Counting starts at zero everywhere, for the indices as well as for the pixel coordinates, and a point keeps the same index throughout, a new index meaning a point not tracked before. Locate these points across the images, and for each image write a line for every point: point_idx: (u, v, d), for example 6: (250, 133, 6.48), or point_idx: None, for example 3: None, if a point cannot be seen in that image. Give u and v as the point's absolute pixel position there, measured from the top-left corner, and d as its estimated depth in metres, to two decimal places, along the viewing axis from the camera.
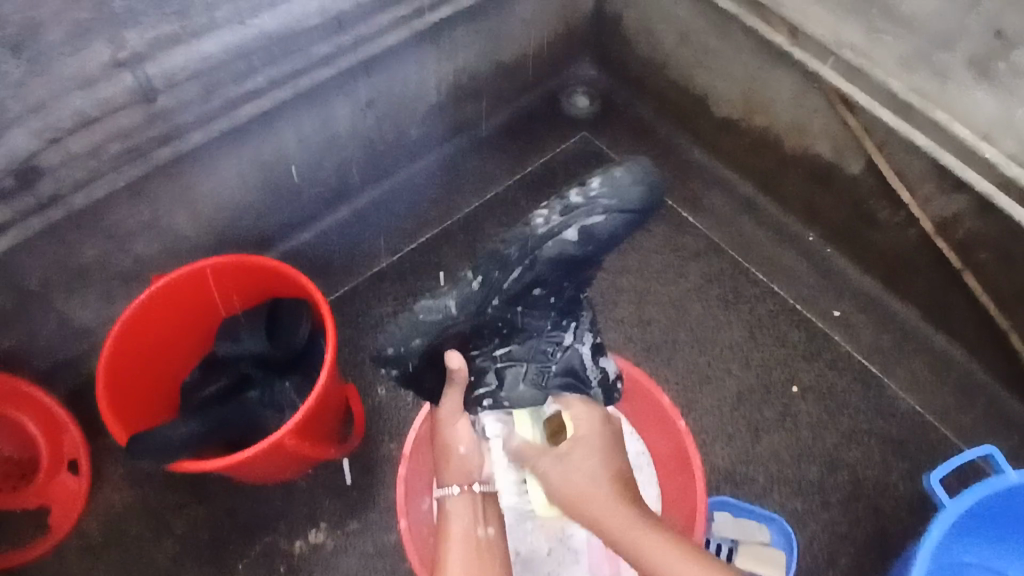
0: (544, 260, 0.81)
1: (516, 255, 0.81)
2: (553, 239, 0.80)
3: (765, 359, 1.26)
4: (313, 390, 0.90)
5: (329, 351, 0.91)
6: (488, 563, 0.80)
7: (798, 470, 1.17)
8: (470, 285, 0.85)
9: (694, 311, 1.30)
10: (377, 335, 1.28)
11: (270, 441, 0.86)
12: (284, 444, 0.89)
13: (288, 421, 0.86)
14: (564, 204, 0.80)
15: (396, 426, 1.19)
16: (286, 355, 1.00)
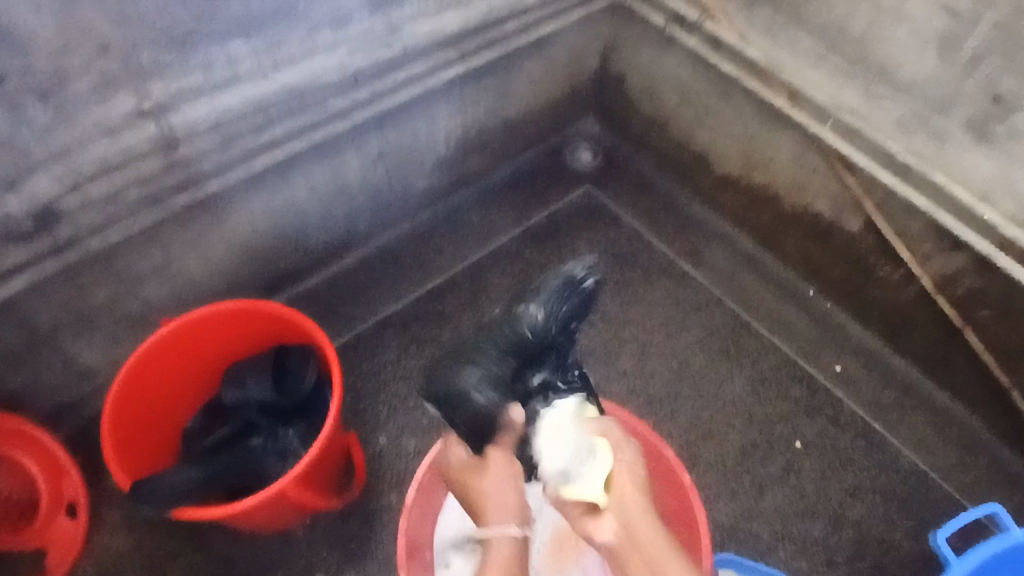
0: (577, 294, 1.01)
1: (561, 288, 1.00)
2: (586, 279, 1.02)
3: (768, 413, 1.26)
4: (318, 438, 0.90)
5: (335, 399, 0.92)
6: None
7: (803, 527, 1.15)
8: (526, 316, 0.98)
9: (695, 364, 1.31)
10: (379, 382, 1.28)
11: (275, 488, 0.86)
12: (288, 492, 0.88)
13: (293, 469, 0.86)
14: (581, 264, 1.05)
15: (396, 476, 1.18)
16: (291, 402, 1.00)
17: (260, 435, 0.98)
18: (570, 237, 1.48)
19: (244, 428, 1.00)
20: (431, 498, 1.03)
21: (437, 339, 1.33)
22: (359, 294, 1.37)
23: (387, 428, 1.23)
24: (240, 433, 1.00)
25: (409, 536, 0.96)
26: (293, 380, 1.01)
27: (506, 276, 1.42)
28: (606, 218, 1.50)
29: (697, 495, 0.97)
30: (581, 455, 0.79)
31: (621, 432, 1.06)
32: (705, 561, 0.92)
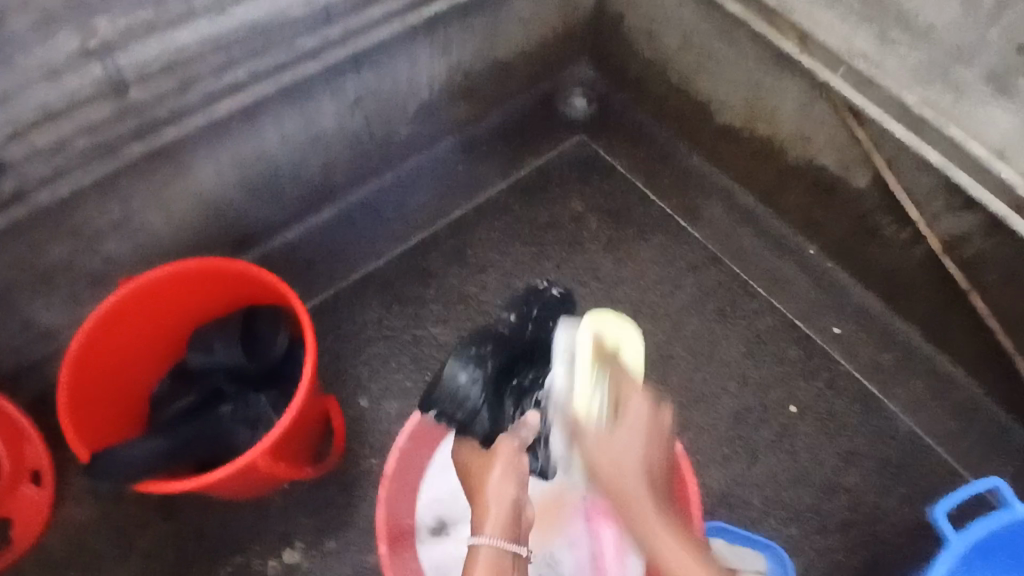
0: (553, 298, 1.00)
1: (534, 299, 1.00)
2: (557, 290, 1.01)
3: (763, 376, 1.21)
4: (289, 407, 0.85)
5: (307, 366, 0.87)
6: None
7: (796, 493, 1.12)
8: (506, 319, 0.98)
9: (689, 325, 1.26)
10: (359, 343, 1.23)
11: (243, 461, 0.81)
12: (258, 466, 0.84)
13: (262, 442, 0.81)
14: (565, 291, 1.02)
15: (377, 441, 1.14)
16: (261, 368, 0.95)
17: (230, 402, 0.93)
18: (560, 190, 1.40)
19: (212, 396, 0.95)
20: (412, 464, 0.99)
21: (420, 297, 1.27)
22: (338, 250, 1.30)
23: (368, 390, 1.18)
24: (207, 401, 0.94)
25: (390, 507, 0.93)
26: (263, 343, 0.95)
27: (492, 231, 1.35)
28: (600, 170, 1.42)
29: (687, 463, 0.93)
30: (568, 362, 0.81)
31: None
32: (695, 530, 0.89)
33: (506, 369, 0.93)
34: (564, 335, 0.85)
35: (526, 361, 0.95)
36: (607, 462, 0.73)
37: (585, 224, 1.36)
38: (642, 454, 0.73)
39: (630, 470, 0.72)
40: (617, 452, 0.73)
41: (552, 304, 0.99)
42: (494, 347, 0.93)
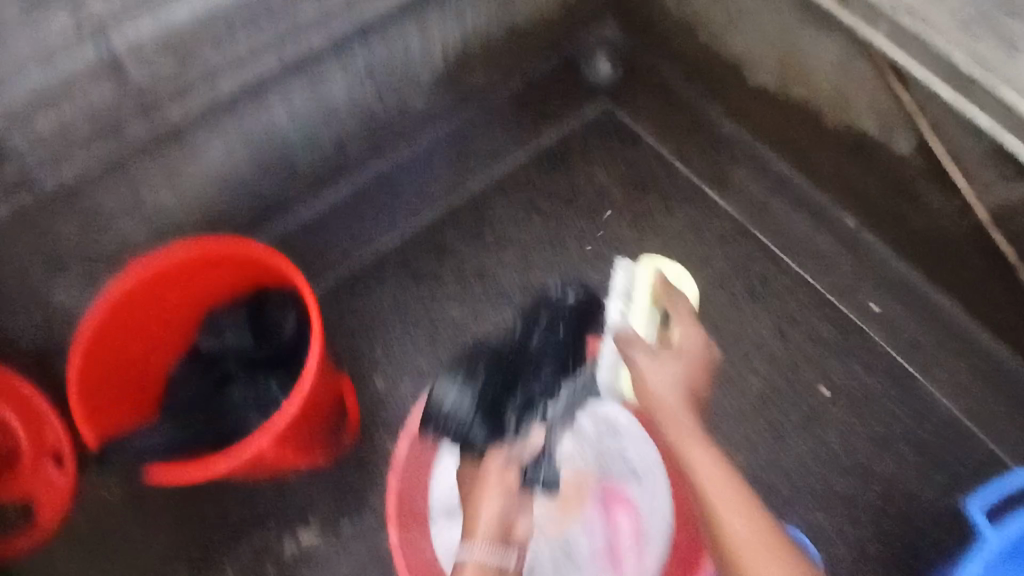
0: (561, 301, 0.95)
1: (539, 310, 0.96)
2: (567, 292, 0.96)
3: (794, 356, 1.16)
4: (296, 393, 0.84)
5: (314, 350, 0.85)
6: None
7: (826, 479, 1.07)
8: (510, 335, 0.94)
9: (716, 303, 1.21)
10: (376, 322, 1.21)
11: (249, 448, 0.81)
12: (266, 452, 0.84)
13: (268, 429, 0.80)
14: (581, 291, 0.97)
15: (394, 422, 1.13)
16: (272, 352, 0.94)
17: (238, 387, 0.92)
18: (582, 162, 1.35)
19: (221, 380, 0.94)
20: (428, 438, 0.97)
21: (437, 275, 1.25)
22: (355, 227, 1.27)
23: (385, 370, 1.17)
24: (218, 385, 0.93)
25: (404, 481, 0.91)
26: (273, 326, 0.95)
27: (512, 205, 1.31)
28: (624, 140, 1.36)
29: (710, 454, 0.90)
30: (624, 295, 0.89)
31: None
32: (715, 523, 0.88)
33: (503, 389, 0.88)
34: (624, 271, 0.92)
35: (527, 376, 0.90)
36: (654, 382, 0.79)
37: (608, 196, 1.31)
38: (685, 373, 0.80)
39: (677, 387, 0.78)
40: (665, 378, 0.79)
41: (558, 308, 0.94)
42: (490, 368, 0.89)
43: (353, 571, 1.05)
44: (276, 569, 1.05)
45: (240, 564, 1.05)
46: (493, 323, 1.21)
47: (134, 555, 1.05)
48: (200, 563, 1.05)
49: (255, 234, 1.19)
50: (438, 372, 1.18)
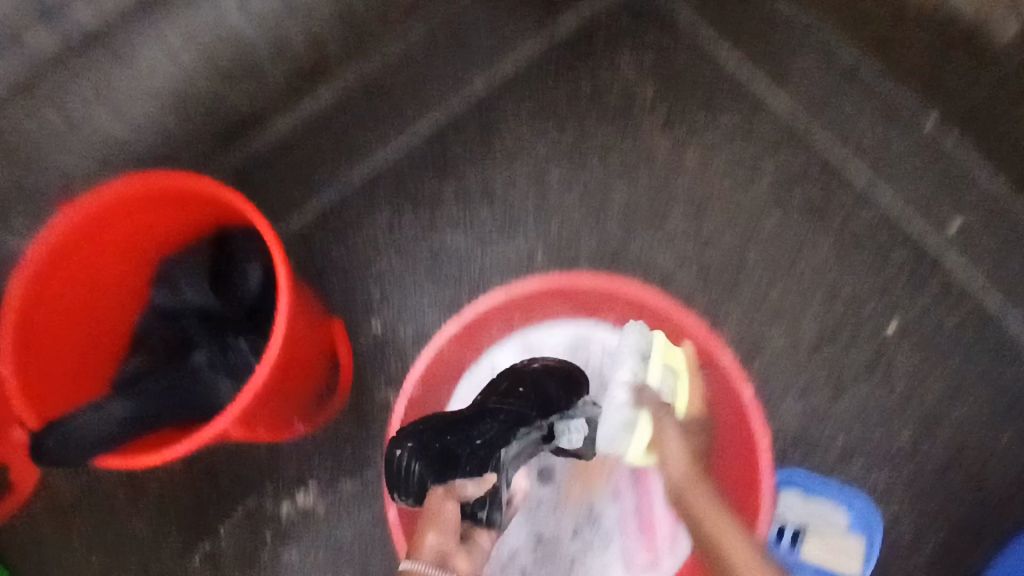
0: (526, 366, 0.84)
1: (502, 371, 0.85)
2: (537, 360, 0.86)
3: (856, 289, 0.99)
4: (262, 364, 0.74)
5: (281, 315, 0.74)
6: None
7: (886, 431, 0.94)
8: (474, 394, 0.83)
9: (766, 225, 1.03)
10: (369, 258, 1.06)
11: (208, 432, 0.71)
12: (231, 432, 0.74)
13: (228, 410, 0.71)
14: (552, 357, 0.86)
15: (394, 370, 1.02)
16: (239, 309, 0.85)
17: (204, 348, 0.83)
18: (609, 51, 1.11)
19: (183, 343, 0.85)
20: (452, 364, 0.93)
21: (438, 200, 1.08)
22: (340, 143, 1.07)
23: (382, 312, 1.04)
24: (182, 347, 0.84)
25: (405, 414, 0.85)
26: (236, 276, 0.84)
27: (523, 110, 1.10)
28: (661, 21, 1.11)
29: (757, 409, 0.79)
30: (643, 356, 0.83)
31: (667, 322, 0.88)
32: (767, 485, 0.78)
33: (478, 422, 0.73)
34: (634, 335, 0.83)
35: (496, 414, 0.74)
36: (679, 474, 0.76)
37: (639, 96, 1.09)
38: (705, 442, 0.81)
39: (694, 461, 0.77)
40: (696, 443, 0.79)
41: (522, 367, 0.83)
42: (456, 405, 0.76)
43: (354, 532, 0.97)
44: (274, 533, 0.98)
45: (236, 524, 0.99)
46: (502, 253, 1.06)
47: (129, 514, 1.00)
48: (194, 525, 1.00)
49: (207, 167, 0.96)
50: (442, 312, 1.04)
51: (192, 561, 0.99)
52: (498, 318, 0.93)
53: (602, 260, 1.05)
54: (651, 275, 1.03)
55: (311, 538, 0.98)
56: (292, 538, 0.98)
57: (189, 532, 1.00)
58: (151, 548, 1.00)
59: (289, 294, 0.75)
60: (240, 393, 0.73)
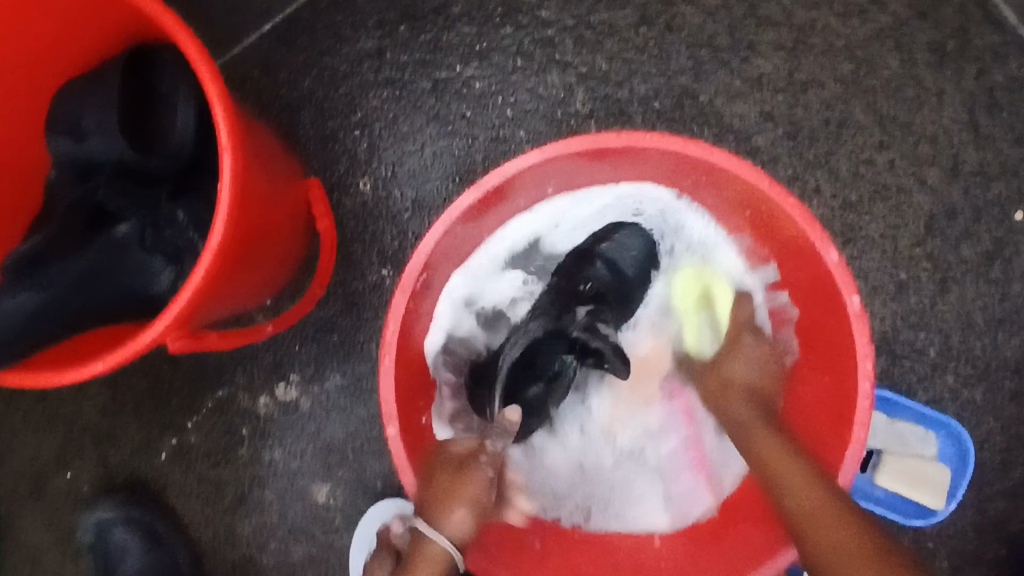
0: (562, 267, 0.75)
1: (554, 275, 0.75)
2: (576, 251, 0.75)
3: (981, 166, 0.80)
4: (202, 257, 0.52)
5: (223, 189, 0.52)
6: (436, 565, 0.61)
7: (991, 341, 0.79)
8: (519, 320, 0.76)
9: (878, 75, 0.80)
10: (357, 93, 0.82)
11: (134, 347, 0.52)
12: (168, 344, 0.55)
13: (159, 319, 0.51)
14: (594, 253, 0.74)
15: (388, 244, 0.81)
16: (171, 163, 0.64)
17: (129, 219, 0.64)
18: None
19: (97, 214, 0.64)
20: (464, 246, 0.71)
21: (451, 16, 0.82)
22: None
23: (372, 167, 0.81)
24: (93, 220, 0.63)
25: (404, 317, 0.64)
26: (160, 112, 0.63)
27: None
28: None
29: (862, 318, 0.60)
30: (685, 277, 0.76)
31: (757, 203, 0.64)
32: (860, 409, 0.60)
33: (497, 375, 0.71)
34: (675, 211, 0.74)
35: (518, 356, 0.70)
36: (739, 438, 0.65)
37: None
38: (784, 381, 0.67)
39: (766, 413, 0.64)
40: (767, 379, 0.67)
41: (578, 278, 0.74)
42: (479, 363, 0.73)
43: (346, 432, 0.82)
44: (251, 431, 0.83)
45: (205, 418, 0.84)
46: (530, 95, 0.81)
47: (78, 402, 0.84)
48: (154, 414, 0.84)
49: None
50: (448, 170, 0.81)
51: (157, 457, 0.84)
52: (526, 187, 0.69)
53: (660, 111, 0.80)
54: (723, 134, 0.80)
55: (295, 438, 0.83)
56: (273, 437, 0.83)
57: (150, 425, 0.84)
58: (106, 443, 0.84)
59: (236, 156, 0.52)
60: (176, 295, 0.52)
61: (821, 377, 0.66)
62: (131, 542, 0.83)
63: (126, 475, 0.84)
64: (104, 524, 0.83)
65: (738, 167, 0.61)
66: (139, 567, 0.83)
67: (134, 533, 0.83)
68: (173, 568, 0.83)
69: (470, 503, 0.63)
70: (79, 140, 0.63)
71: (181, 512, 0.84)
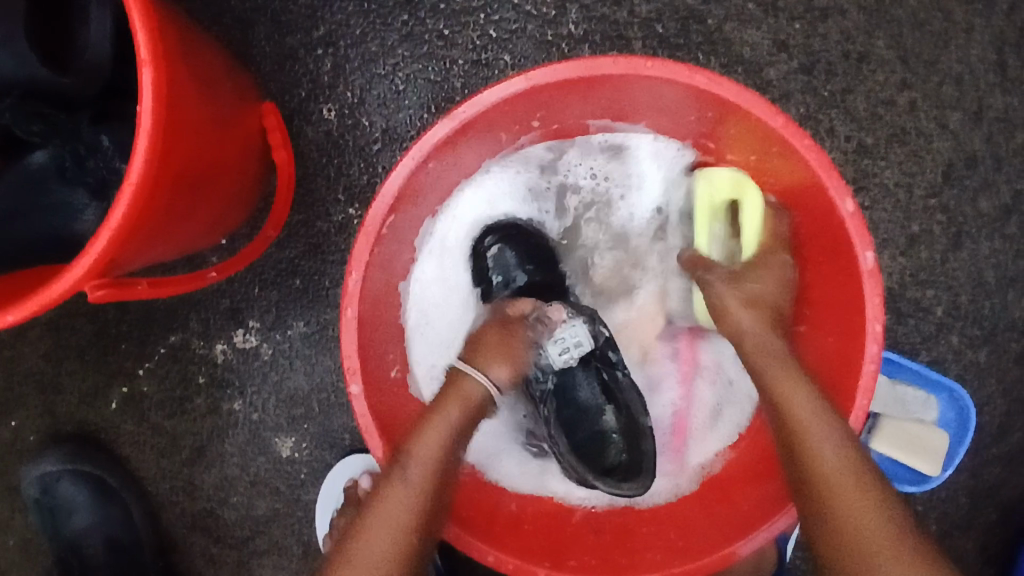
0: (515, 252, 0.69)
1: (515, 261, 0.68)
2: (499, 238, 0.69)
3: (1010, 109, 0.73)
4: (122, 195, 0.45)
5: (143, 114, 0.44)
6: (413, 515, 0.52)
7: (1002, 301, 0.74)
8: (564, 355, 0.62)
9: (906, 3, 0.72)
10: (319, 3, 0.72)
11: (48, 298, 0.45)
12: (87, 294, 0.48)
13: (73, 265, 0.44)
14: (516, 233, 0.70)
15: (356, 180, 0.73)
16: (92, 86, 0.54)
17: (44, 146, 0.55)
18: None
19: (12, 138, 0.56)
20: (438, 186, 0.63)
21: None
22: None
23: (337, 92, 0.72)
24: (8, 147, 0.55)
25: (370, 266, 0.57)
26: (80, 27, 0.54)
27: None
28: None
29: (875, 277, 0.54)
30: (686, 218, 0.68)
31: (766, 144, 0.57)
32: (865, 374, 0.55)
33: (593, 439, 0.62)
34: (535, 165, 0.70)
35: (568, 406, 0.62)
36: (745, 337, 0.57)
37: None
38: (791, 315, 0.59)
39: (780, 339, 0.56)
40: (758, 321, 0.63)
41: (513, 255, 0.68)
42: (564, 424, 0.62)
43: (311, 383, 0.77)
44: (207, 380, 0.77)
45: (158, 366, 0.77)
46: (516, 13, 0.72)
47: (17, 347, 0.77)
48: (101, 361, 0.77)
49: None
50: (423, 98, 0.72)
51: (107, 408, 0.78)
52: (510, 120, 0.61)
53: (662, 36, 0.71)
54: (731, 65, 0.72)
55: (256, 388, 0.77)
56: (232, 387, 0.77)
57: (97, 373, 0.77)
58: (50, 391, 0.78)
59: (159, 74, 0.44)
60: (92, 239, 0.45)
61: (827, 338, 0.60)
62: (82, 496, 0.78)
63: (73, 426, 0.78)
64: (50, 479, 0.77)
65: (754, 103, 0.54)
66: (91, 521, 0.78)
67: (84, 487, 0.77)
68: (128, 523, 0.78)
69: (517, 363, 0.58)
70: None
71: (134, 463, 0.79)
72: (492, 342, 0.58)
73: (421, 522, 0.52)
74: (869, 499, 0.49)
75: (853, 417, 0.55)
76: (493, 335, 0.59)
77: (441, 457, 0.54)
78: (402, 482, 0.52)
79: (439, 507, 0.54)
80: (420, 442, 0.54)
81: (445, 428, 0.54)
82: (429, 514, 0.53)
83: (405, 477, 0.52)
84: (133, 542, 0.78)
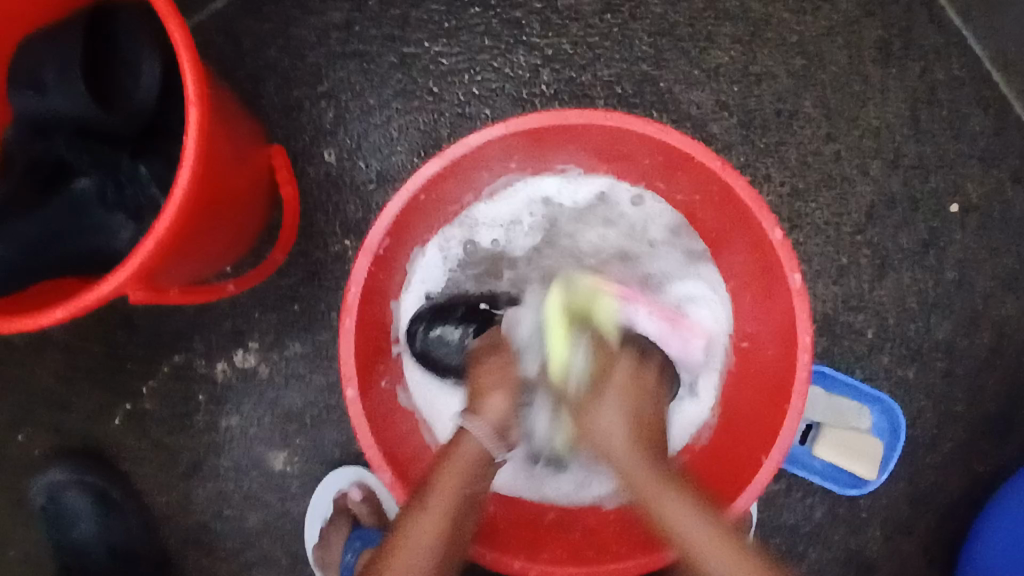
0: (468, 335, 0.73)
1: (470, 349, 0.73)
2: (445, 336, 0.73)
3: (923, 159, 0.84)
4: (165, 212, 0.53)
5: (187, 146, 0.53)
6: (438, 539, 0.58)
7: (925, 324, 0.83)
8: None
9: (828, 69, 0.84)
10: (324, 63, 0.82)
11: (94, 298, 0.52)
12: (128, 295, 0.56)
13: (118, 271, 0.52)
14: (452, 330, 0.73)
15: (352, 215, 0.82)
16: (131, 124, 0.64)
17: (88, 175, 0.63)
18: None
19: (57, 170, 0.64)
20: (426, 218, 0.72)
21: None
22: None
23: (337, 139, 0.82)
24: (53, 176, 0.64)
25: (367, 281, 0.65)
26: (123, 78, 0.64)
27: None
28: None
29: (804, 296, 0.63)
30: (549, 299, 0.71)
31: (708, 184, 0.67)
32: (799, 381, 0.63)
33: None
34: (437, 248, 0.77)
35: None
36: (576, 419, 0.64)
37: None
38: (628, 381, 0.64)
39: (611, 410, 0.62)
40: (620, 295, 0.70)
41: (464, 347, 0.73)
42: None
43: (305, 401, 0.83)
44: (207, 398, 0.83)
45: (162, 384, 0.83)
46: (495, 74, 0.83)
47: (31, 366, 0.83)
48: (108, 379, 0.83)
49: None
50: (413, 145, 0.83)
51: (111, 424, 0.83)
52: (490, 161, 0.70)
53: (621, 95, 0.83)
54: (681, 120, 0.83)
55: (253, 406, 0.83)
56: (230, 404, 0.83)
57: (104, 390, 0.83)
58: (59, 409, 0.83)
59: (201, 113, 0.53)
60: (136, 248, 0.53)
61: (770, 351, 0.68)
62: (84, 506, 0.82)
63: (78, 441, 0.83)
64: (56, 488, 0.82)
65: (697, 147, 0.64)
66: (91, 531, 0.83)
67: (87, 498, 0.82)
68: (127, 534, 0.83)
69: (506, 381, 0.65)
70: (42, 94, 0.63)
71: (134, 477, 0.83)
72: (490, 375, 0.65)
73: (445, 546, 0.59)
74: (679, 503, 0.58)
75: (790, 419, 0.62)
76: (481, 368, 0.66)
77: (460, 492, 0.60)
78: (422, 508, 0.59)
79: (462, 530, 0.60)
80: (445, 470, 0.60)
81: (469, 459, 0.61)
82: (451, 537, 0.59)
83: (424, 503, 0.59)
84: (131, 552, 0.83)
